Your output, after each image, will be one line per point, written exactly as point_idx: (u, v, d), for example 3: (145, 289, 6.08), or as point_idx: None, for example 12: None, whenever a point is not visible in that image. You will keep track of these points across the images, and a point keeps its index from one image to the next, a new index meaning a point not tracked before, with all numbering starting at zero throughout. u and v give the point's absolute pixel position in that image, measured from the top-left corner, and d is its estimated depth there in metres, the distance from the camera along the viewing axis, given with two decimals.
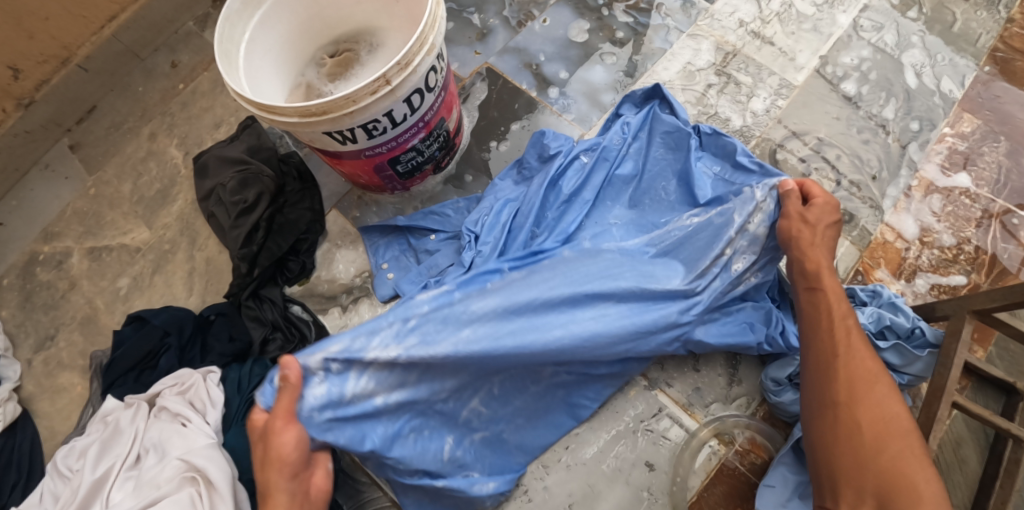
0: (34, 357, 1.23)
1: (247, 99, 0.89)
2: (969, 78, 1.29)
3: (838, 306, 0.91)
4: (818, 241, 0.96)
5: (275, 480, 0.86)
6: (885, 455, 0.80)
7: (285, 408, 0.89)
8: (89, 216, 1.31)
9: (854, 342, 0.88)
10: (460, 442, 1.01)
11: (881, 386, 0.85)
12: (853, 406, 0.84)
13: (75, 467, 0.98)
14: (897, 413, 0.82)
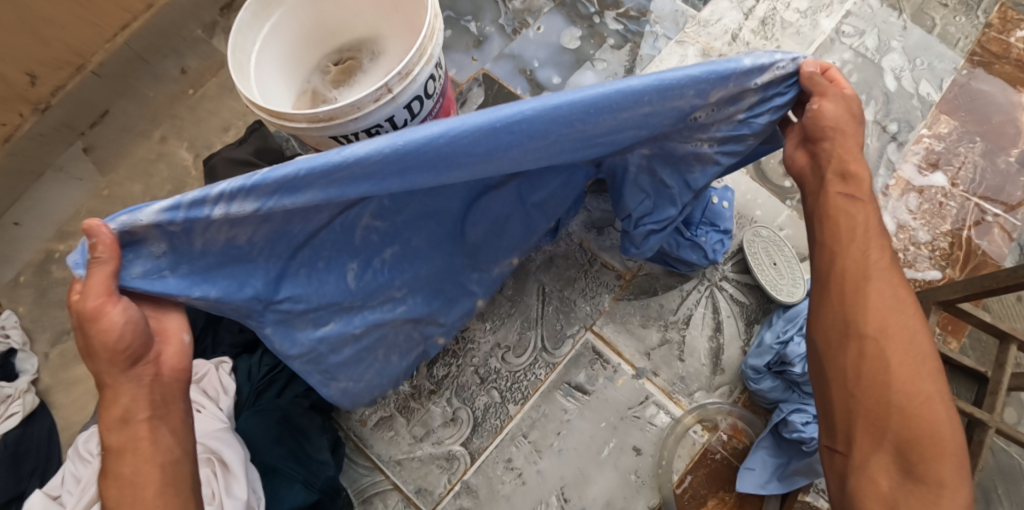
0: (50, 350, 1.30)
1: (257, 106, 0.95)
2: (946, 81, 1.35)
3: (864, 210, 0.79)
4: (848, 122, 0.79)
5: (109, 374, 0.70)
6: (914, 395, 0.73)
7: (102, 286, 0.68)
8: (102, 216, 1.38)
9: (875, 255, 0.79)
10: (365, 265, 0.89)
11: (911, 317, 0.77)
12: (885, 339, 0.75)
13: (95, 451, 1.04)
14: (927, 349, 0.75)
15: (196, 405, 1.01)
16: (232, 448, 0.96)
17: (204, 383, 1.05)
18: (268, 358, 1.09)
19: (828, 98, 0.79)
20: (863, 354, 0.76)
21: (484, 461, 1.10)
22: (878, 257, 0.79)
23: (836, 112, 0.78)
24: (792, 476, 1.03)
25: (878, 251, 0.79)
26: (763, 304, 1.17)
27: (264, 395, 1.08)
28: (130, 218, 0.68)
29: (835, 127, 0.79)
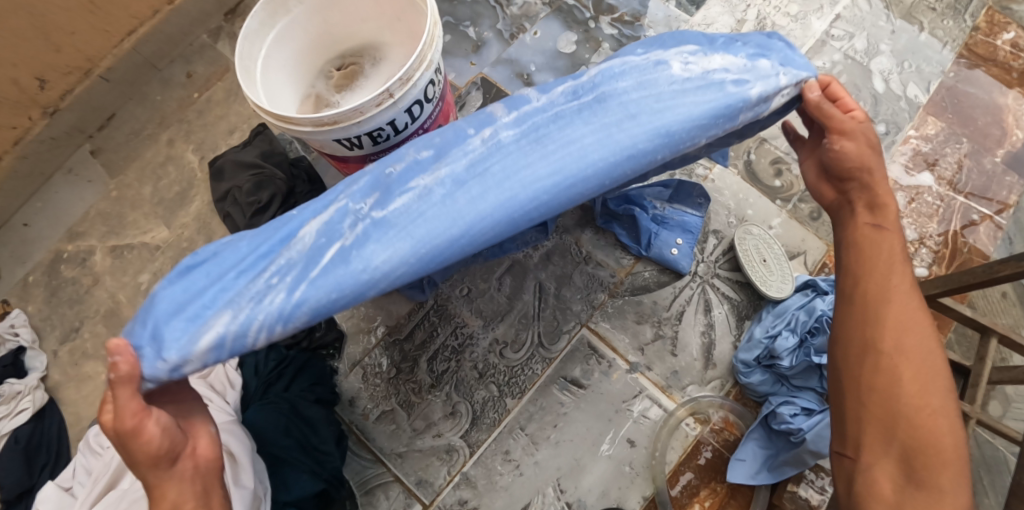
0: (59, 348, 1.33)
1: (265, 111, 0.99)
2: (934, 84, 1.38)
3: (890, 235, 0.80)
4: (865, 154, 0.80)
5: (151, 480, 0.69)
6: (925, 414, 0.75)
7: (134, 405, 0.67)
8: (112, 217, 1.41)
9: (897, 279, 0.79)
10: None
11: (925, 340, 0.78)
12: (903, 358, 0.77)
13: (106, 445, 1.07)
14: (938, 369, 0.78)
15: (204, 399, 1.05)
16: (238, 440, 0.99)
17: (212, 378, 1.09)
18: (272, 354, 1.13)
19: (841, 132, 0.80)
20: (879, 369, 0.78)
21: (484, 453, 1.14)
22: (899, 282, 0.79)
23: (852, 149, 0.80)
24: (781, 467, 1.06)
25: (898, 276, 0.79)
26: (753, 300, 1.20)
27: (271, 390, 1.10)
28: (181, 356, 0.68)
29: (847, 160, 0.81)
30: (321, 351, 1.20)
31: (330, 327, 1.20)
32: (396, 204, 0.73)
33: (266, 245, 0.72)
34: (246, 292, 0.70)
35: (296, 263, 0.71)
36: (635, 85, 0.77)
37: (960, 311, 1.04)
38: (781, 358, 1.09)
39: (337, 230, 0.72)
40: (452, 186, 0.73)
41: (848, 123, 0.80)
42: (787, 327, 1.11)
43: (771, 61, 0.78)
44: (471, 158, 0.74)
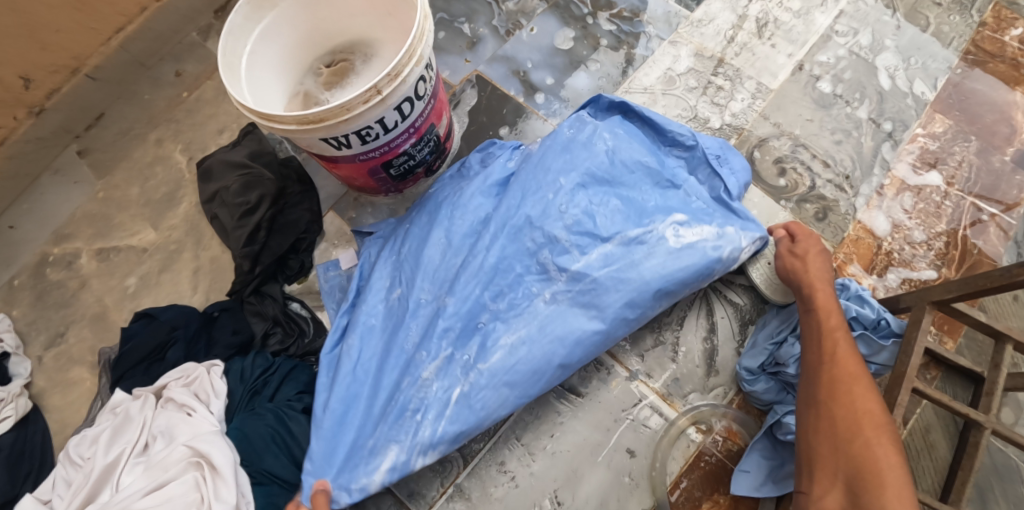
0: (44, 353, 1.29)
1: (248, 108, 0.95)
2: (941, 80, 1.34)
3: (829, 311, 0.99)
4: (822, 268, 1.05)
5: None
6: (866, 447, 0.86)
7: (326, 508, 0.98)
8: (100, 218, 1.37)
9: (839, 345, 0.95)
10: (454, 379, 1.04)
11: (863, 386, 0.91)
12: (841, 402, 0.91)
13: (86, 455, 1.04)
14: (876, 409, 0.89)
15: (187, 407, 1.05)
16: (221, 451, 0.98)
17: (196, 386, 1.07)
18: (260, 360, 1.11)
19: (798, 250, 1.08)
20: (819, 413, 0.92)
21: (477, 464, 1.10)
22: (835, 343, 0.96)
23: (812, 265, 1.05)
24: (787, 479, 1.03)
25: (834, 341, 0.96)
26: (757, 304, 1.16)
27: (257, 398, 1.08)
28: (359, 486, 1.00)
29: (813, 271, 1.05)
30: (310, 357, 1.16)
31: (320, 332, 1.18)
32: (493, 358, 1.03)
33: (403, 398, 1.03)
34: (399, 424, 1.02)
35: (428, 407, 1.02)
36: (647, 247, 1.06)
37: (975, 316, 0.99)
38: (786, 365, 1.06)
39: (452, 378, 1.03)
40: (530, 343, 1.03)
41: (802, 245, 1.08)
42: (791, 333, 1.08)
43: (733, 226, 1.09)
44: (540, 320, 1.04)
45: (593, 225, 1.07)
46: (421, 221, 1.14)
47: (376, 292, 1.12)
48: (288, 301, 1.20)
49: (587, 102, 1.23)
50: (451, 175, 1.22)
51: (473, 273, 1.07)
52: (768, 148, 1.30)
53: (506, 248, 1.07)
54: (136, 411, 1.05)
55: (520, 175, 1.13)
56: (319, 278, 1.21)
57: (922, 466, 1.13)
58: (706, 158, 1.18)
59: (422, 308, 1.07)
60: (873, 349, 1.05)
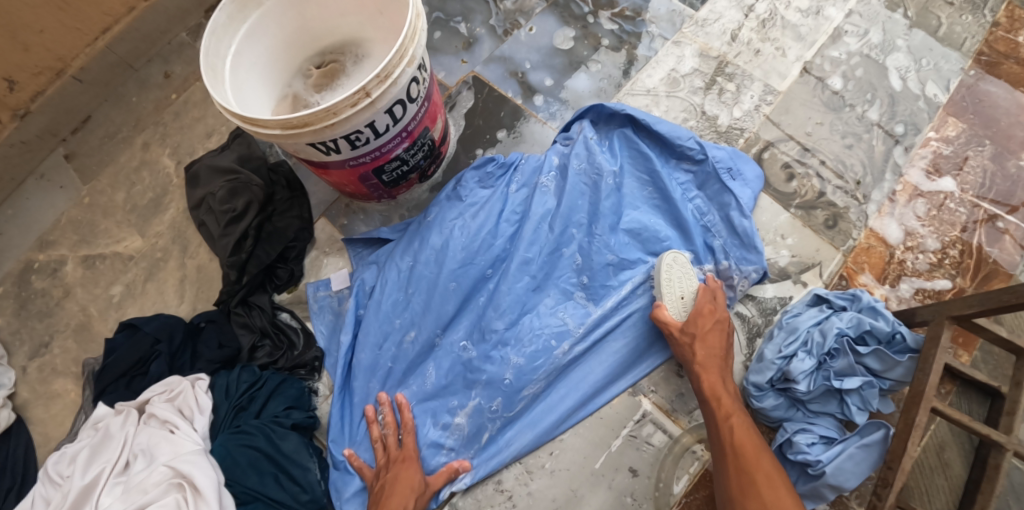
0: (28, 364, 1.25)
1: (233, 113, 0.91)
2: (954, 82, 1.29)
3: (723, 399, 0.98)
4: (718, 347, 1.02)
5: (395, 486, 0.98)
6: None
7: None
8: (84, 225, 1.33)
9: (740, 432, 0.93)
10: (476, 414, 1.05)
11: (765, 473, 0.88)
12: (749, 490, 0.88)
13: (66, 474, 1.00)
14: (783, 492, 0.86)
15: (170, 424, 1.01)
16: (203, 472, 0.94)
17: (179, 401, 1.03)
18: (246, 375, 1.07)
19: (693, 324, 1.03)
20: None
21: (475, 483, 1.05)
22: (736, 430, 0.94)
23: (704, 347, 1.01)
24: None
25: (730, 431, 0.94)
26: (766, 315, 1.14)
27: (244, 414, 1.04)
28: None
29: (708, 348, 1.01)
30: (300, 370, 1.11)
31: (311, 345, 1.13)
32: (518, 406, 1.05)
33: (434, 437, 1.05)
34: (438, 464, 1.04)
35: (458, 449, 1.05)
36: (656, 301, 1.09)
37: (995, 331, 0.95)
38: (796, 382, 1.00)
39: (482, 425, 1.05)
40: (551, 391, 1.06)
41: (696, 319, 1.03)
42: (802, 348, 1.02)
43: (732, 262, 1.11)
44: (560, 371, 1.06)
45: (604, 275, 1.09)
46: (429, 259, 1.10)
47: (382, 333, 1.09)
48: (277, 311, 1.16)
49: (584, 110, 1.17)
50: (448, 193, 1.15)
51: (491, 323, 1.07)
52: (780, 149, 1.26)
53: (528, 293, 1.08)
54: (117, 428, 1.02)
55: (552, 216, 1.11)
56: (307, 299, 1.17)
57: (936, 485, 1.08)
58: (716, 171, 1.14)
59: (444, 351, 1.07)
60: (887, 365, 1.00)
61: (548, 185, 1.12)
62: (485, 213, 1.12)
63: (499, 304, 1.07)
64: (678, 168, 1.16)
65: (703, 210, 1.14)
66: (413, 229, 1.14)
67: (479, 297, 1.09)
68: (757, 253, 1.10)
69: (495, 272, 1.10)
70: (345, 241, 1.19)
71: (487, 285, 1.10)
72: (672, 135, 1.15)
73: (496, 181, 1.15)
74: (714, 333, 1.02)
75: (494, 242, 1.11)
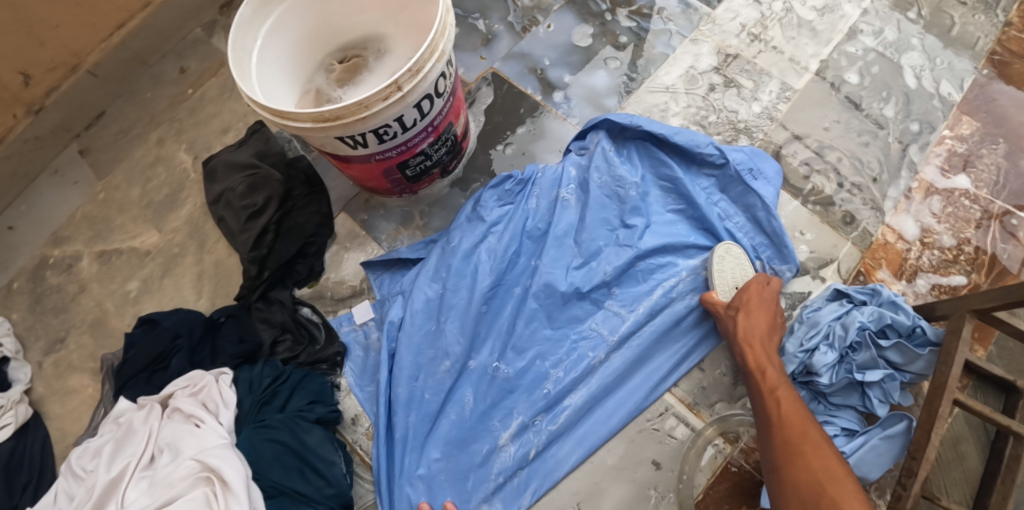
0: (44, 359, 1.24)
1: (262, 106, 0.92)
2: (968, 81, 1.30)
3: (768, 373, 0.98)
4: (763, 321, 1.02)
5: None
6: (825, 490, 0.83)
7: None
8: (99, 220, 1.33)
9: (786, 405, 0.93)
10: (519, 436, 1.05)
11: (814, 444, 0.88)
12: (797, 459, 0.87)
13: (89, 468, 1.00)
14: (833, 462, 0.86)
15: (194, 418, 1.01)
16: (230, 465, 0.94)
17: (203, 396, 1.03)
18: (268, 369, 1.07)
19: (741, 301, 1.04)
20: (782, 479, 0.88)
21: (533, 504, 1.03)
22: (782, 403, 0.94)
23: (749, 322, 1.02)
24: None
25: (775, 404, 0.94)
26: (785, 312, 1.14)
27: (267, 409, 1.04)
28: None
29: (755, 324, 1.02)
30: (321, 365, 1.11)
31: (331, 339, 1.12)
32: (561, 419, 1.06)
33: (480, 465, 1.04)
34: (488, 492, 1.03)
35: (507, 470, 1.03)
36: (689, 303, 1.10)
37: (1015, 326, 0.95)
38: (819, 375, 1.01)
39: (526, 442, 1.05)
40: (591, 405, 1.07)
41: (743, 297, 1.04)
42: (824, 341, 1.03)
43: (763, 262, 1.13)
44: (595, 383, 1.07)
45: (635, 283, 1.12)
46: (458, 282, 1.09)
47: (417, 364, 1.07)
48: (298, 306, 1.15)
49: (593, 123, 1.17)
50: (467, 214, 1.15)
51: (520, 337, 1.09)
52: (789, 153, 1.26)
53: (555, 309, 1.10)
54: (140, 423, 1.01)
55: (575, 230, 1.13)
56: (333, 323, 1.15)
57: (953, 478, 1.09)
58: (738, 174, 1.14)
59: (475, 371, 1.07)
60: (908, 358, 1.00)
61: (567, 200, 1.14)
62: (510, 231, 1.12)
63: (532, 317, 1.09)
64: (699, 174, 1.17)
65: (730, 213, 1.15)
66: (437, 252, 1.12)
67: (506, 315, 1.09)
68: (788, 253, 1.12)
69: (522, 288, 1.11)
70: (363, 265, 1.17)
71: (514, 302, 1.10)
72: (690, 145, 1.15)
73: (517, 198, 1.15)
74: (761, 309, 1.03)
75: (517, 259, 1.12)
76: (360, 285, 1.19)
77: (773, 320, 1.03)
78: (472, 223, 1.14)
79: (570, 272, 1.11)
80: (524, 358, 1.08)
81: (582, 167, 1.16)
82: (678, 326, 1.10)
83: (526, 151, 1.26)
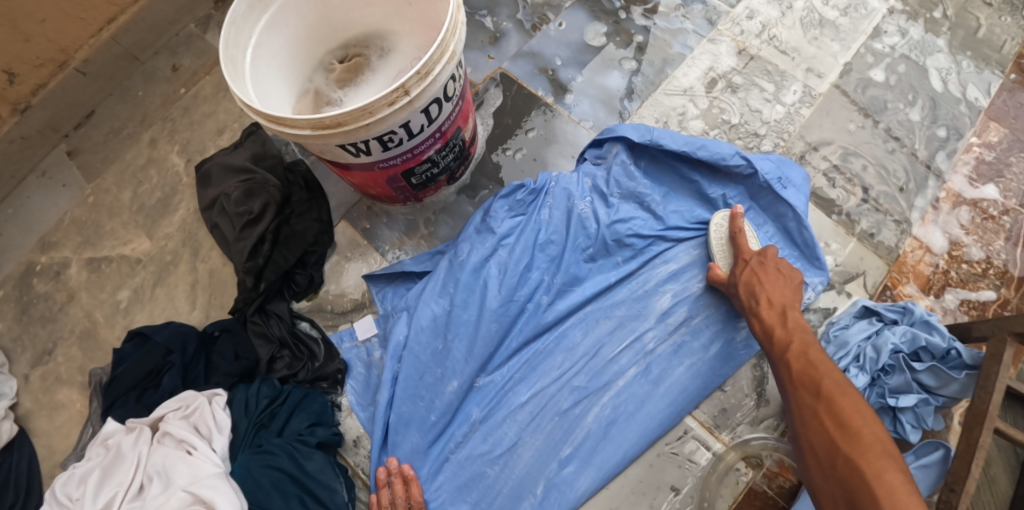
0: (30, 372, 1.18)
1: (257, 110, 0.85)
2: (994, 85, 1.24)
3: (776, 333, 0.94)
4: (773, 281, 0.98)
5: (769, 315, 0.96)
6: (857, 465, 0.79)
7: None
8: (89, 225, 1.26)
9: (830, 377, 0.87)
10: (529, 457, 1.00)
11: (843, 399, 0.85)
12: (822, 416, 0.85)
13: (75, 497, 0.94)
14: (857, 413, 0.83)
15: (186, 444, 0.95)
16: (225, 497, 0.89)
17: (195, 419, 0.98)
18: (265, 389, 1.01)
19: (744, 267, 1.01)
20: (801, 444, 0.86)
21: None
22: (793, 358, 0.91)
23: (751, 288, 0.99)
24: None
25: (808, 363, 0.89)
26: (811, 328, 1.08)
27: (264, 432, 0.99)
28: None
29: (773, 289, 0.98)
30: (322, 382, 1.06)
31: (332, 356, 1.07)
32: (575, 442, 1.00)
33: (488, 488, 0.99)
34: None
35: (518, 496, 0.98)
36: (710, 322, 1.05)
37: None
38: None
39: (538, 467, 1.00)
40: (609, 426, 1.01)
41: (745, 264, 1.01)
42: (854, 363, 0.97)
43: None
44: (612, 404, 1.02)
45: (652, 300, 1.07)
46: (466, 298, 1.04)
47: (423, 383, 1.02)
48: (296, 320, 1.09)
49: (608, 129, 1.11)
50: (476, 225, 1.08)
51: (532, 354, 1.05)
52: (810, 162, 1.20)
53: (569, 327, 1.06)
54: (128, 447, 0.96)
55: (591, 242, 1.08)
56: (334, 338, 1.10)
57: (981, 502, 1.01)
58: (767, 184, 1.08)
59: (486, 392, 1.03)
60: (942, 381, 0.95)
61: (583, 212, 1.09)
62: (522, 245, 1.06)
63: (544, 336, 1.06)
64: (725, 184, 1.11)
65: (759, 224, 1.10)
66: (444, 266, 1.06)
67: (517, 334, 1.05)
68: (820, 263, 1.07)
69: (535, 306, 1.06)
70: (365, 277, 1.12)
71: (525, 320, 1.05)
72: (715, 157, 1.09)
73: (529, 209, 1.09)
74: (767, 274, 0.99)
75: (529, 274, 1.06)
76: (361, 298, 1.13)
77: (797, 280, 1.00)
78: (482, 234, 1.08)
79: (586, 289, 1.07)
80: (536, 379, 1.04)
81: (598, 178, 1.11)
82: (699, 344, 1.04)
83: (537, 156, 1.20)
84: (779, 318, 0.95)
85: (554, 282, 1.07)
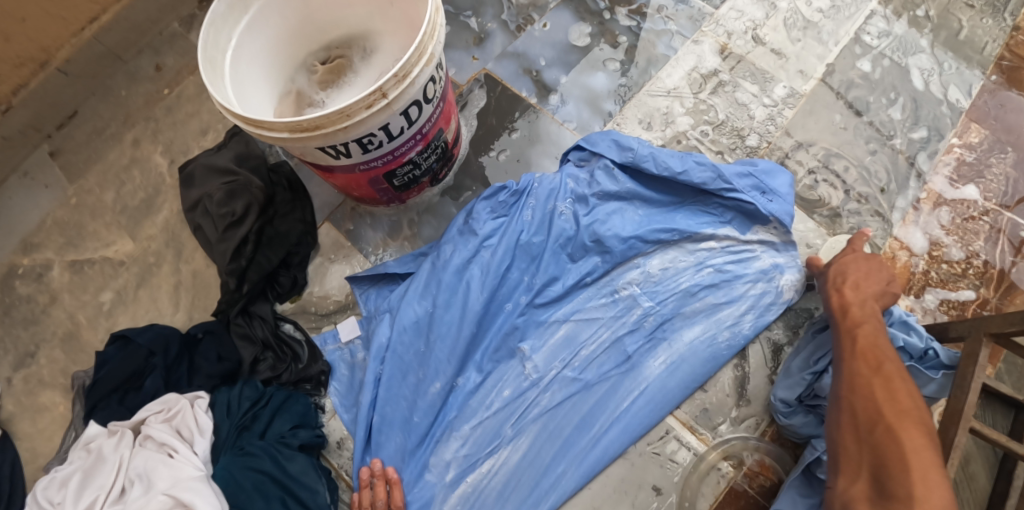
0: (13, 375, 1.17)
1: (235, 113, 0.85)
2: (976, 87, 1.25)
3: (852, 312, 0.94)
4: (873, 280, 0.98)
5: (853, 300, 0.95)
6: (895, 432, 0.76)
7: None
8: (71, 227, 1.25)
9: (878, 357, 0.86)
10: (511, 452, 1.01)
11: (905, 408, 0.78)
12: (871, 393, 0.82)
13: (56, 500, 0.94)
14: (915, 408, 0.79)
15: (167, 447, 0.95)
16: (206, 500, 0.89)
17: (178, 421, 0.98)
18: (247, 391, 1.01)
19: (843, 257, 1.02)
20: (841, 407, 0.84)
21: None
22: (859, 338, 0.89)
23: (844, 273, 1.00)
24: None
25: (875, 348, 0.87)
26: (793, 328, 1.08)
27: (246, 435, 0.99)
28: None
29: (861, 280, 0.98)
30: (305, 384, 1.06)
31: (315, 358, 1.07)
32: (556, 440, 1.01)
33: (472, 485, 0.99)
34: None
35: (501, 490, 0.99)
36: (688, 327, 1.06)
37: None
38: None
39: (520, 468, 1.00)
40: (589, 421, 1.02)
41: (849, 253, 1.02)
42: None
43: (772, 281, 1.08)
44: (592, 401, 1.03)
45: (631, 302, 1.07)
46: (449, 300, 1.04)
47: (404, 384, 1.03)
48: (279, 322, 1.10)
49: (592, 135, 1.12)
50: (459, 227, 1.09)
51: (508, 353, 1.06)
52: (796, 160, 1.21)
53: (543, 327, 1.07)
54: (110, 451, 0.96)
55: (571, 243, 1.09)
56: (319, 340, 1.10)
57: (961, 500, 1.02)
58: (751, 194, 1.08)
59: (465, 390, 1.04)
60: (919, 381, 0.96)
61: (565, 215, 1.09)
62: (504, 245, 1.06)
63: (525, 337, 1.06)
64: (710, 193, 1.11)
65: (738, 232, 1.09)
66: (427, 266, 1.06)
67: (495, 332, 1.06)
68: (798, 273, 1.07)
69: (514, 307, 1.06)
70: (350, 279, 1.11)
71: (501, 321, 1.06)
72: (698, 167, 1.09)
73: (513, 209, 1.09)
74: (862, 268, 0.99)
75: (509, 274, 1.07)
76: (346, 299, 1.14)
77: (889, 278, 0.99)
78: (466, 237, 1.08)
79: (565, 287, 1.07)
80: (514, 382, 1.04)
81: (581, 181, 1.12)
82: (676, 348, 1.05)
83: (522, 156, 1.21)
84: (860, 302, 0.95)
85: (535, 283, 1.07)
